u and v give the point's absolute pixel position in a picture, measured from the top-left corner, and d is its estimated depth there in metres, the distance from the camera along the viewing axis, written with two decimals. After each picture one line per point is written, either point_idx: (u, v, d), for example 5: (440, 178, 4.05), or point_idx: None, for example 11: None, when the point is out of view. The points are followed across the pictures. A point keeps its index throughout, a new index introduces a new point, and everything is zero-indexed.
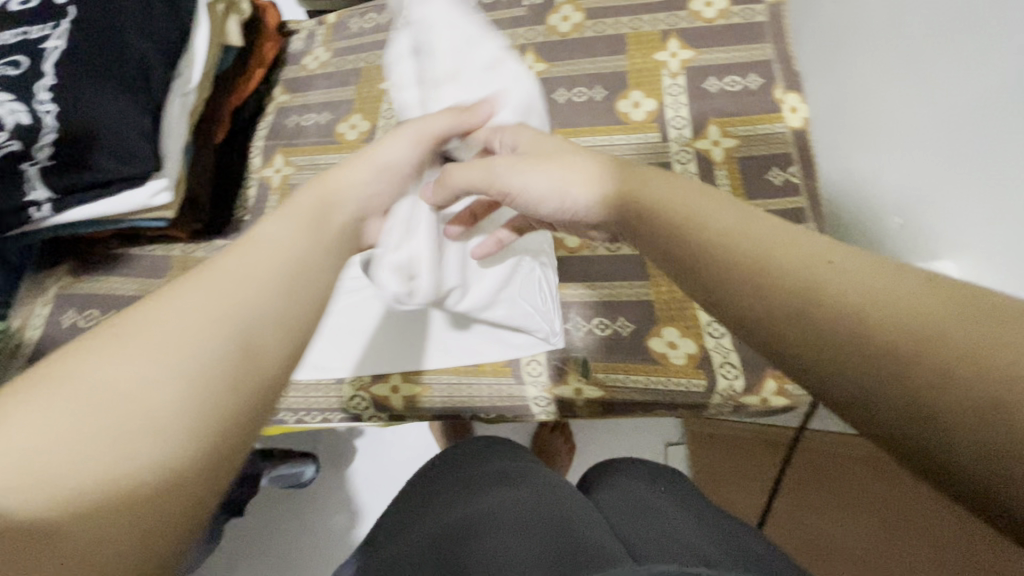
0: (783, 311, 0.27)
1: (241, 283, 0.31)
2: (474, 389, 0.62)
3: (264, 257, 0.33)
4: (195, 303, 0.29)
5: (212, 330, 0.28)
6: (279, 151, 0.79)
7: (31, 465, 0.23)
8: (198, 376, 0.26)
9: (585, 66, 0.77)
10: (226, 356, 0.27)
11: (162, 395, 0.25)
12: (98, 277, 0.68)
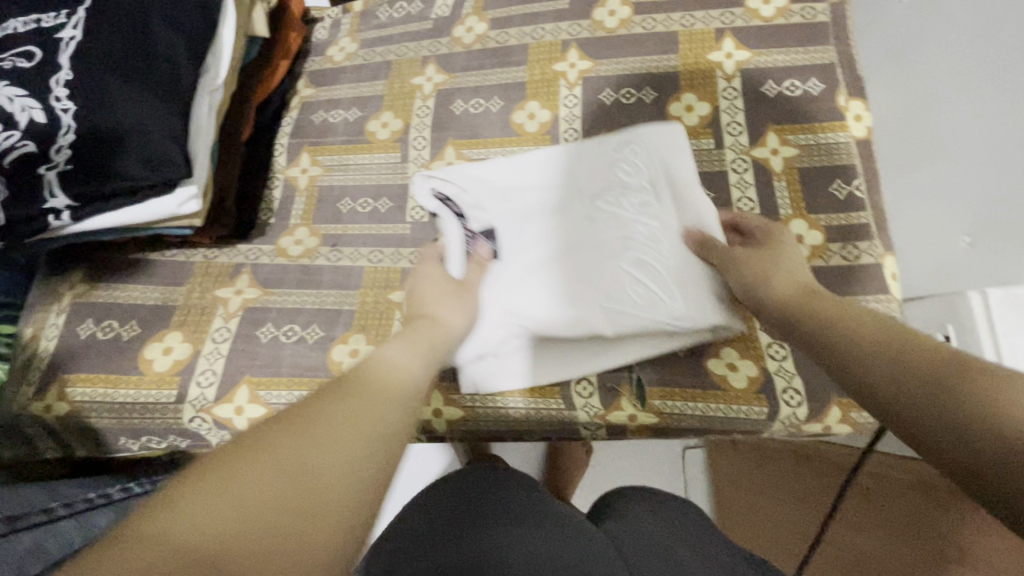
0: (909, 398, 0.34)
1: (380, 391, 0.40)
2: (521, 413, 0.59)
3: (394, 380, 0.42)
4: (343, 389, 0.39)
5: (344, 409, 0.37)
6: (305, 150, 0.74)
7: (217, 516, 0.28)
8: (351, 437, 0.35)
9: (633, 66, 0.72)
10: (360, 429, 0.35)
11: (305, 464, 0.32)
12: (116, 284, 0.64)
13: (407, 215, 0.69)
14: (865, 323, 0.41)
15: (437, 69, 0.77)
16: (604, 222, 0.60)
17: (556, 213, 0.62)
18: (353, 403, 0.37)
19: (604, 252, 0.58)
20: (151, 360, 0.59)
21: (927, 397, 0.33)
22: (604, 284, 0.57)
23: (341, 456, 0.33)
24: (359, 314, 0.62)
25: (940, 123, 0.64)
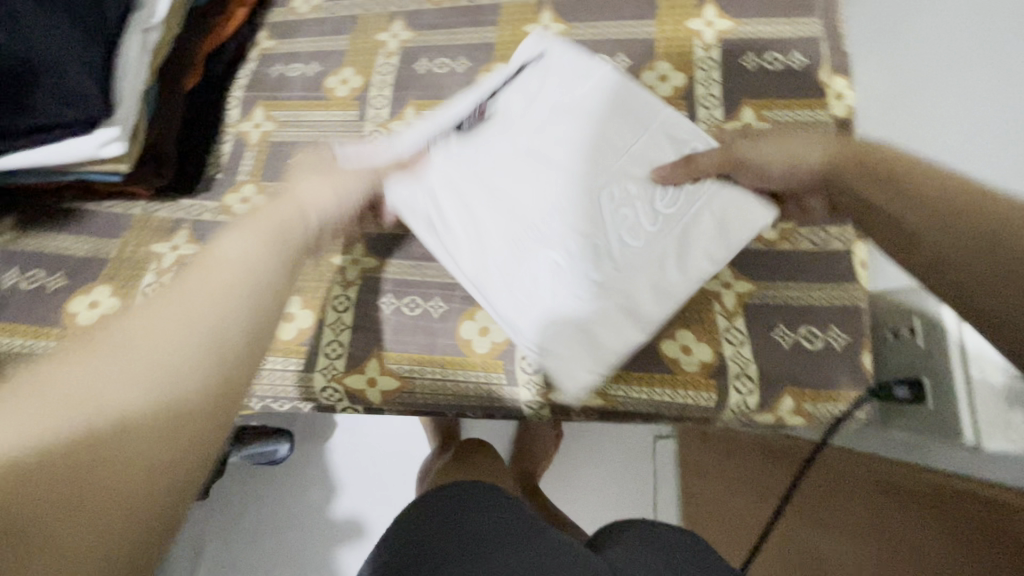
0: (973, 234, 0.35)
1: (184, 289, 0.34)
2: (457, 387, 0.56)
3: (222, 266, 0.36)
4: (85, 355, 0.29)
5: (110, 364, 0.29)
6: (260, 105, 0.71)
7: None
8: (157, 396, 0.29)
9: (608, 30, 0.68)
10: (154, 371, 0.29)
11: (116, 398, 0.28)
12: (47, 233, 0.61)
13: None
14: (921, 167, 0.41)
15: (403, 26, 0.73)
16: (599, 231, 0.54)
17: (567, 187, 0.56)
18: (151, 330, 0.31)
19: (592, 259, 0.53)
20: (75, 313, 0.56)
21: (923, 210, 0.39)
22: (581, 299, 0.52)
23: (156, 413, 0.28)
24: (301, 279, 0.59)
25: (928, 103, 0.60)
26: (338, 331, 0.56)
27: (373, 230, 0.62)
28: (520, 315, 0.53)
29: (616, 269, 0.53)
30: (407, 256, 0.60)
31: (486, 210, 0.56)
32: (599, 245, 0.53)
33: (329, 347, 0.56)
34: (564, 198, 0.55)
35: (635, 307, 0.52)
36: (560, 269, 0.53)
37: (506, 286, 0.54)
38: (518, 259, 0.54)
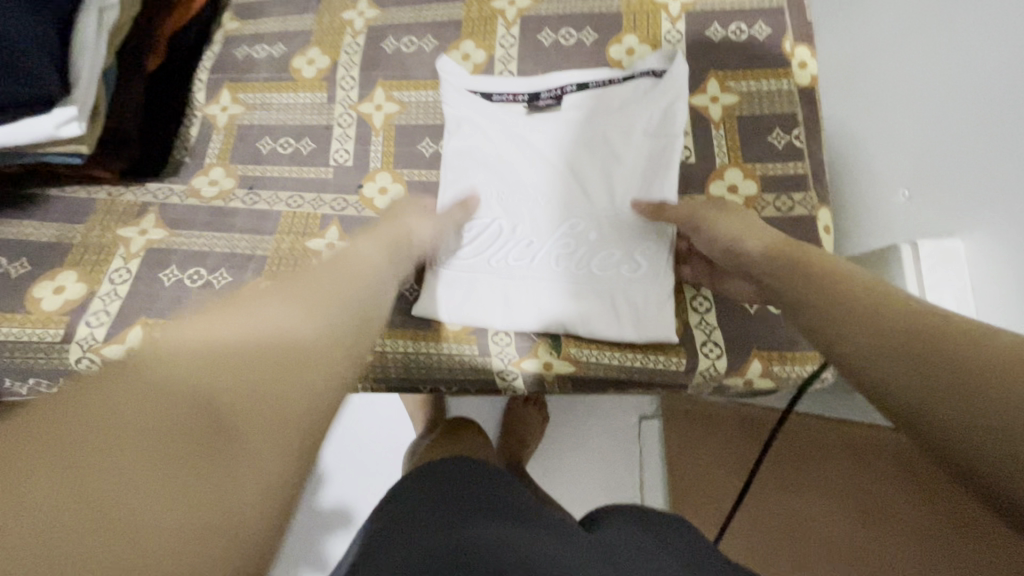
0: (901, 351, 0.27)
1: (325, 268, 0.37)
2: (431, 358, 0.56)
3: (361, 261, 0.40)
4: (252, 304, 0.31)
5: (275, 316, 0.30)
6: (225, 87, 0.70)
7: (114, 427, 0.23)
8: (321, 355, 0.30)
9: (575, 4, 0.68)
10: (321, 340, 0.31)
11: (292, 340, 0.29)
12: (10, 220, 0.60)
13: (329, 156, 0.65)
14: (863, 284, 0.33)
15: (370, 5, 0.72)
16: (575, 216, 0.55)
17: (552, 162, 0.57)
18: (311, 289, 0.34)
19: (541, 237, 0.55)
20: (39, 299, 0.55)
21: (893, 328, 0.28)
22: (561, 285, 0.54)
23: (319, 375, 0.29)
24: (271, 260, 0.59)
25: (886, 69, 0.61)
26: None
27: (344, 210, 0.62)
28: (500, 302, 0.54)
29: (593, 252, 0.54)
30: None
31: (469, 171, 0.58)
32: (576, 230, 0.55)
33: None
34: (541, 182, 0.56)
35: (611, 290, 0.53)
36: (542, 257, 0.54)
37: (491, 277, 0.55)
38: (499, 249, 0.55)
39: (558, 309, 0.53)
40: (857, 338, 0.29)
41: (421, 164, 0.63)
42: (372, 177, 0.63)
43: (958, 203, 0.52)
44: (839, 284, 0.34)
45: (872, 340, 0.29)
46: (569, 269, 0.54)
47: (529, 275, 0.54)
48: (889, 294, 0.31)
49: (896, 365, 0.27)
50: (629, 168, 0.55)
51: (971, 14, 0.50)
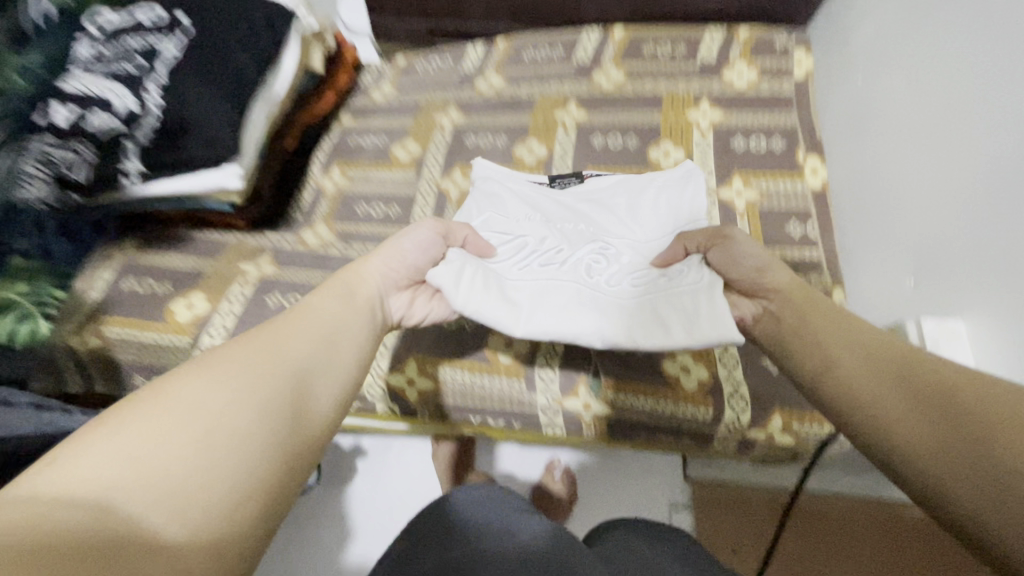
0: (937, 445, 0.32)
1: (276, 338, 0.41)
2: (484, 390, 0.64)
3: (313, 318, 0.44)
4: (185, 389, 0.34)
5: (212, 401, 0.33)
6: (337, 165, 0.87)
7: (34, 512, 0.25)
8: (258, 430, 0.33)
9: (622, 117, 0.84)
10: (247, 407, 0.34)
11: (231, 420, 0.33)
12: (161, 252, 0.75)
13: (412, 219, 0.80)
14: (905, 360, 0.38)
15: (457, 111, 0.91)
16: (606, 240, 0.58)
17: (569, 210, 0.63)
18: (249, 352, 0.38)
19: (561, 264, 0.56)
20: (174, 312, 0.68)
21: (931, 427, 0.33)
22: (588, 295, 0.53)
23: (259, 447, 0.33)
24: None
25: (889, 179, 0.72)
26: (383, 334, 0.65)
27: None
28: (527, 308, 0.52)
29: (619, 272, 0.55)
30: None
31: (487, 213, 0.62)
32: (602, 252, 0.57)
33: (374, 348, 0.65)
34: (566, 218, 0.62)
35: (643, 301, 0.53)
36: (570, 271, 0.55)
37: (517, 287, 0.54)
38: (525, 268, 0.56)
39: (594, 315, 0.52)
40: (906, 437, 0.34)
41: None
42: None
43: (958, 286, 0.60)
44: (873, 362, 0.39)
45: (920, 436, 0.33)
46: (602, 286, 0.54)
47: (565, 284, 0.54)
48: (930, 372, 0.36)
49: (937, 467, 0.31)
50: (643, 210, 0.62)
51: (951, 136, 0.62)
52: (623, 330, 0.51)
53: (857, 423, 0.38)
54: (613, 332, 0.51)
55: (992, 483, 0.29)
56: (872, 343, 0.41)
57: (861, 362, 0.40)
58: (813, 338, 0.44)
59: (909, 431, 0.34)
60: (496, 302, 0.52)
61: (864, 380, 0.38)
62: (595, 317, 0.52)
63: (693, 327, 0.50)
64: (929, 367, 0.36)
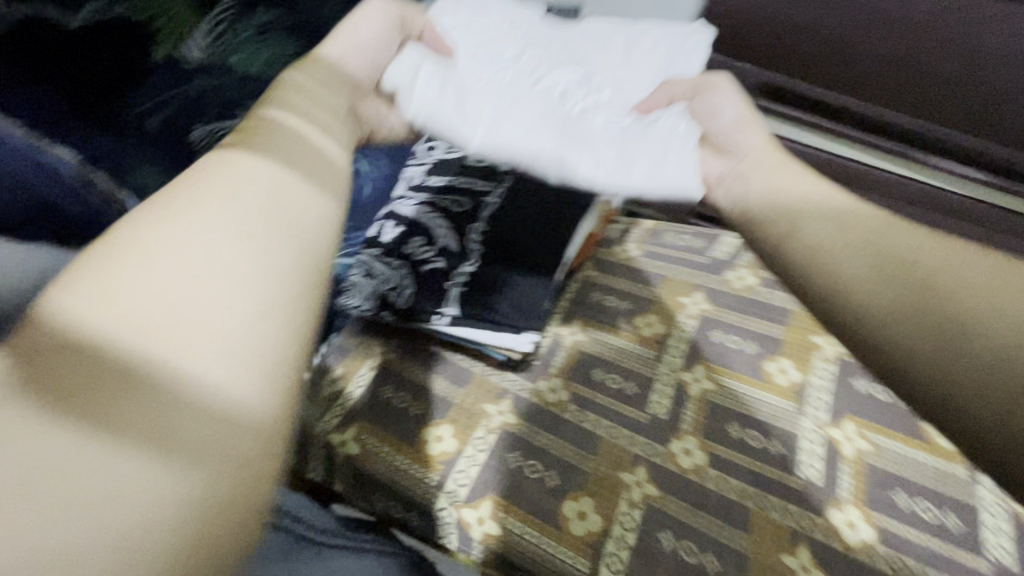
0: (946, 366, 0.41)
1: (197, 189, 0.36)
2: None
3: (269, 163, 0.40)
4: (105, 297, 0.28)
5: (115, 277, 0.30)
6: (578, 319, 0.90)
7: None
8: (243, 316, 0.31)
9: None
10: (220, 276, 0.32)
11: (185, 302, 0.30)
12: (414, 363, 0.80)
13: (647, 404, 0.78)
14: (829, 249, 0.49)
15: (704, 298, 0.91)
16: (564, 78, 0.73)
17: (568, 67, 0.76)
18: (200, 205, 0.35)
19: (541, 121, 0.63)
20: (426, 441, 0.72)
21: (943, 347, 0.42)
22: (569, 125, 0.65)
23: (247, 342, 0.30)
24: (593, 479, 0.70)
25: None
26: (619, 546, 0.64)
27: (652, 456, 0.73)
28: (483, 108, 0.62)
29: (554, 101, 0.68)
30: (687, 496, 0.69)
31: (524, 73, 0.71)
32: (561, 102, 0.68)
33: (610, 556, 0.63)
34: (545, 63, 0.75)
35: (631, 132, 0.65)
36: (553, 120, 0.64)
37: (510, 118, 0.62)
38: (511, 100, 0.65)
39: (565, 147, 0.61)
40: (911, 355, 0.43)
41: (727, 444, 0.74)
42: (680, 437, 0.75)
43: None
44: (826, 259, 0.48)
45: (917, 348, 0.42)
46: (575, 131, 0.64)
47: (533, 104, 0.65)
48: (929, 295, 0.44)
49: (937, 382, 0.41)
50: (634, 74, 0.79)
51: None
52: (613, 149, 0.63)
53: (837, 314, 0.46)
54: (586, 164, 0.60)
55: (971, 396, 0.40)
56: (891, 263, 0.46)
57: (878, 279, 0.46)
58: (832, 261, 0.48)
59: (900, 346, 0.43)
60: (486, 120, 0.61)
61: (847, 285, 0.47)
62: (586, 152, 0.61)
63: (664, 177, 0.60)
64: (972, 325, 0.41)
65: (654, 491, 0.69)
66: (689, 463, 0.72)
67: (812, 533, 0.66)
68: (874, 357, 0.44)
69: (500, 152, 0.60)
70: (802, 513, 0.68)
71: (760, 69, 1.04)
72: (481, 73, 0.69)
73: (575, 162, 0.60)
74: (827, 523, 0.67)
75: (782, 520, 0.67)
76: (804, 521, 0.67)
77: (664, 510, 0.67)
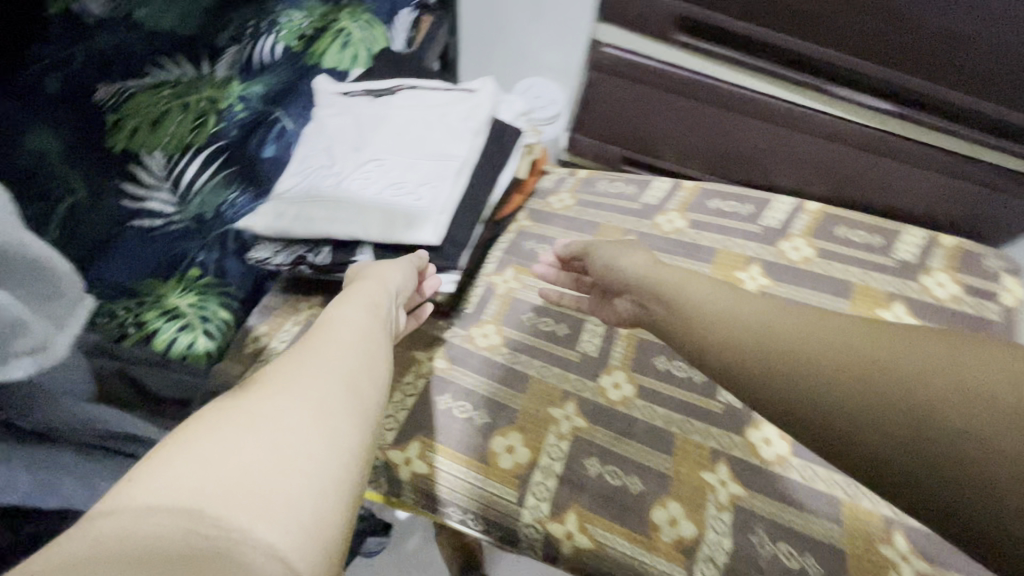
0: (901, 455, 0.41)
1: (317, 346, 0.49)
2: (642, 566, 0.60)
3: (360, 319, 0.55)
4: (246, 417, 0.39)
5: (262, 412, 0.40)
6: (513, 266, 0.89)
7: (142, 523, 0.31)
8: (321, 432, 0.40)
9: (808, 297, 0.82)
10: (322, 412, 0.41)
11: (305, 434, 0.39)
12: None
13: (579, 344, 0.79)
14: (794, 346, 0.49)
15: (635, 242, 0.91)
16: (375, 148, 0.73)
17: (387, 133, 0.75)
18: (313, 354, 0.47)
19: (356, 157, 0.72)
20: None
21: (897, 434, 0.41)
22: (347, 211, 0.67)
23: (320, 443, 0.39)
24: (521, 414, 0.70)
25: None
26: (546, 475, 0.65)
27: (583, 390, 0.74)
28: (280, 222, 0.68)
29: (324, 213, 0.67)
30: (613, 424, 0.71)
31: (362, 113, 0.78)
32: (323, 211, 0.67)
33: (536, 484, 0.64)
34: (373, 129, 0.76)
35: (391, 218, 0.66)
36: (329, 213, 0.67)
37: (315, 200, 0.68)
38: (302, 206, 0.68)
39: (343, 220, 0.66)
40: (869, 445, 0.42)
41: (654, 376, 0.76)
42: (610, 372, 0.76)
43: None
44: (758, 343, 0.52)
45: (888, 439, 0.41)
46: (349, 219, 0.66)
47: (308, 209, 0.68)
48: (892, 383, 0.43)
49: (907, 476, 0.40)
50: (441, 149, 0.73)
51: None
52: (388, 222, 0.66)
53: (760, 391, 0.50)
54: (376, 205, 0.67)
55: (993, 503, 0.36)
56: (794, 357, 0.49)
57: (817, 382, 0.46)
58: (725, 336, 0.54)
59: (834, 425, 0.44)
60: (295, 220, 0.67)
61: (773, 376, 0.49)
62: (358, 218, 0.66)
63: (416, 212, 0.66)
64: (908, 400, 0.41)
65: (583, 421, 0.70)
66: (618, 395, 0.74)
67: (732, 451, 0.69)
68: (902, 493, 0.40)
69: (306, 223, 0.67)
70: (723, 435, 0.71)
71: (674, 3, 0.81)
72: (349, 115, 0.78)
73: (353, 229, 0.66)
74: (746, 441, 0.70)
75: (704, 441, 0.70)
76: (725, 442, 0.70)
77: (591, 439, 0.69)
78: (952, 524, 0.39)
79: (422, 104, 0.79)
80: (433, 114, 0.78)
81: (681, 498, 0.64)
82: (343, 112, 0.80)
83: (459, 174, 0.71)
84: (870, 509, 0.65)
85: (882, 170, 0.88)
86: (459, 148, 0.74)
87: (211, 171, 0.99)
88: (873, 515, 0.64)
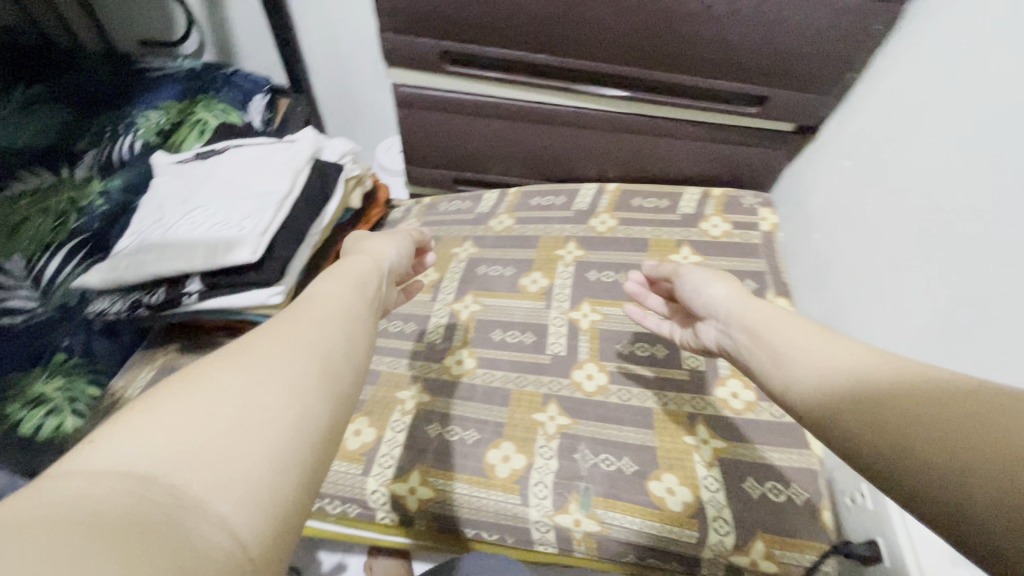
0: (952, 475, 0.31)
1: (305, 313, 0.42)
2: (479, 502, 0.67)
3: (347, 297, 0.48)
4: (222, 378, 0.33)
5: (237, 378, 0.33)
6: None
7: (100, 486, 0.26)
8: (291, 404, 0.33)
9: (614, 257, 0.96)
10: (307, 373, 0.36)
11: (277, 395, 0.33)
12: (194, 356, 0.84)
13: (424, 336, 0.88)
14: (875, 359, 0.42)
15: (472, 245, 1.03)
16: (201, 197, 0.82)
17: (213, 183, 0.85)
18: (304, 319, 0.41)
19: (184, 207, 0.81)
20: None
21: (958, 438, 0.32)
22: (172, 250, 0.75)
23: (289, 416, 0.32)
24: (369, 402, 0.78)
25: (874, 287, 0.78)
26: (391, 446, 0.72)
27: (427, 373, 0.82)
28: (114, 273, 0.75)
29: (153, 256, 0.74)
30: (454, 394, 0.78)
31: (193, 172, 0.88)
32: (152, 255, 0.75)
33: (382, 457, 0.71)
34: (200, 183, 0.85)
35: (213, 247, 0.75)
36: (157, 256, 0.74)
37: (145, 248, 0.76)
38: (133, 255, 0.76)
39: (168, 258, 0.74)
40: (918, 459, 0.33)
41: (490, 347, 0.85)
42: (452, 352, 0.85)
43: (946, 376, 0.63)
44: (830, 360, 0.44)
45: (943, 454, 0.32)
46: (176, 256, 0.74)
47: (139, 256, 0.75)
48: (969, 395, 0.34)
49: (968, 507, 0.29)
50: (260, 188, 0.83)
51: (928, 269, 0.68)
52: (210, 251, 0.74)
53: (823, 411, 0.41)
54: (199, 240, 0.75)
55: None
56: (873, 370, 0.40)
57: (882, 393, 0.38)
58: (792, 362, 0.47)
59: (880, 427, 0.36)
60: (126, 267, 0.74)
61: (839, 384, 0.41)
62: (183, 254, 0.74)
63: (235, 238, 0.75)
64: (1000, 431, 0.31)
65: (426, 397, 0.78)
66: (459, 369, 0.82)
67: (559, 392, 0.78)
68: (917, 498, 0.32)
69: (136, 267, 0.74)
70: (552, 381, 0.80)
71: (437, 41, 0.91)
72: (181, 175, 0.88)
73: (179, 263, 0.73)
74: (570, 381, 0.80)
75: (536, 389, 0.79)
76: (553, 386, 0.79)
77: (433, 410, 0.76)
78: (963, 531, 0.30)
79: (247, 156, 0.90)
80: (257, 162, 0.89)
81: (512, 437, 0.72)
82: (176, 174, 0.89)
83: (276, 202, 0.81)
84: (674, 410, 0.75)
85: (655, 147, 1.03)
86: (277, 183, 0.84)
87: (76, 262, 0.98)
88: (677, 414, 0.75)
